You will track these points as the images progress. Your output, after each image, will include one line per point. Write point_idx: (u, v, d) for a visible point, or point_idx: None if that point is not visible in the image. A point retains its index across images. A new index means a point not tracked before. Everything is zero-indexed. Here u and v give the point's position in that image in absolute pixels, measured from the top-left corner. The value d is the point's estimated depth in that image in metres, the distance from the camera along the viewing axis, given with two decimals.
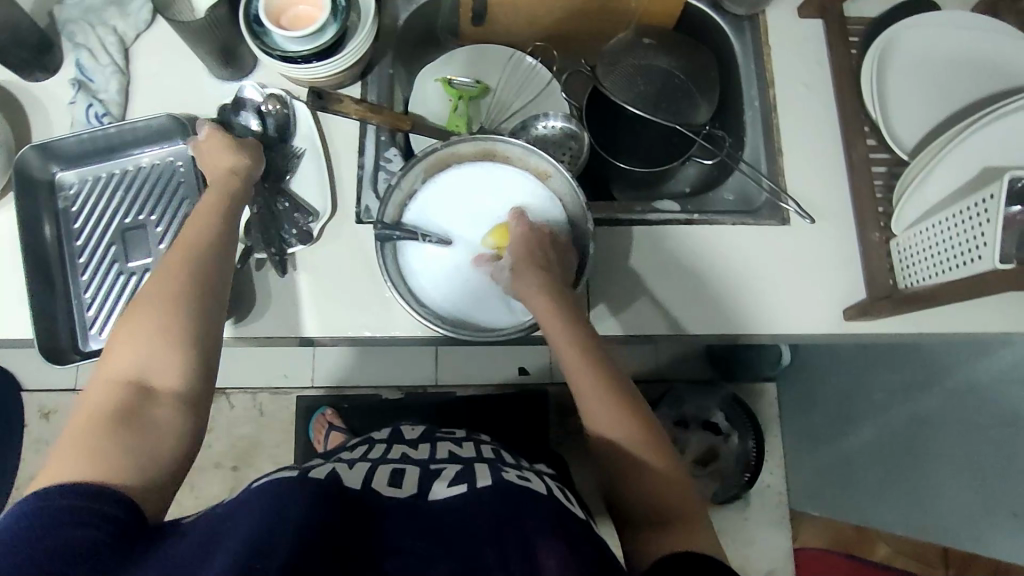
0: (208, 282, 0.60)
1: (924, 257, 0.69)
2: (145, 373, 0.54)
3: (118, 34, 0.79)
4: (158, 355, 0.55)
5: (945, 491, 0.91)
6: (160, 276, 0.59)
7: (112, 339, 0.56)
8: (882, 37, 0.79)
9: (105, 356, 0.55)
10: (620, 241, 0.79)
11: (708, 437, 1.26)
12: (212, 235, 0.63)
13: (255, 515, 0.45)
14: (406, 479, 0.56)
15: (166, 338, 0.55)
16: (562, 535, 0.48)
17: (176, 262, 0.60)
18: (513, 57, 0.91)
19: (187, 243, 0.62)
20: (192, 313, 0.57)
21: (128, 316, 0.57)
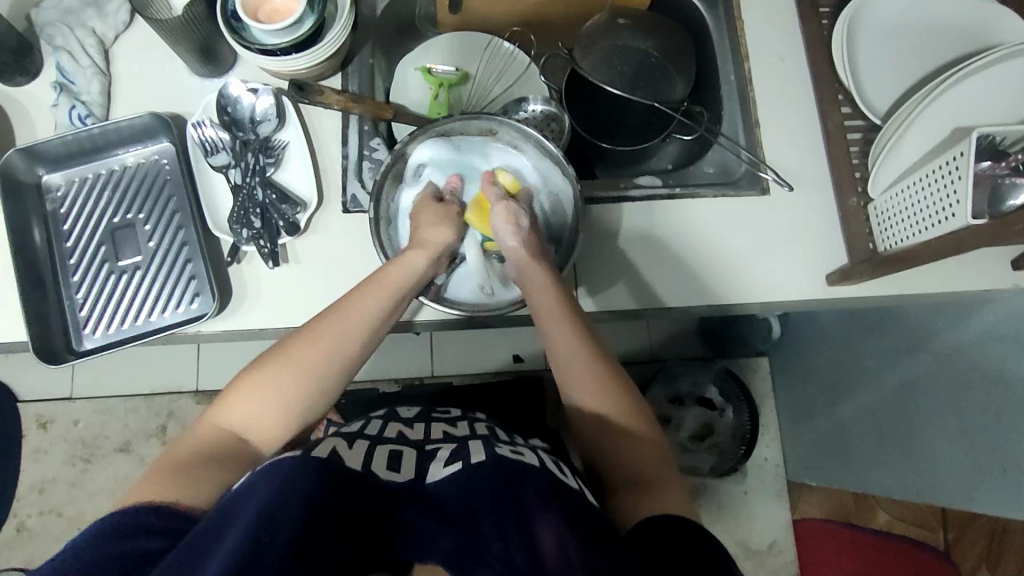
0: (349, 363, 0.63)
1: (900, 219, 0.71)
2: (253, 429, 0.58)
3: (97, 35, 0.80)
4: (272, 415, 0.59)
5: (934, 450, 0.93)
6: (313, 337, 0.62)
7: (236, 387, 0.60)
8: (851, 6, 0.81)
9: (231, 391, 0.60)
10: (603, 221, 0.80)
11: (703, 412, 1.28)
12: (376, 318, 0.65)
13: (261, 488, 0.46)
14: (404, 463, 0.57)
15: (287, 400, 0.59)
16: (555, 503, 0.49)
17: (332, 334, 0.62)
18: (491, 43, 0.92)
19: (349, 320, 0.63)
20: (316, 378, 0.61)
21: (263, 366, 0.60)
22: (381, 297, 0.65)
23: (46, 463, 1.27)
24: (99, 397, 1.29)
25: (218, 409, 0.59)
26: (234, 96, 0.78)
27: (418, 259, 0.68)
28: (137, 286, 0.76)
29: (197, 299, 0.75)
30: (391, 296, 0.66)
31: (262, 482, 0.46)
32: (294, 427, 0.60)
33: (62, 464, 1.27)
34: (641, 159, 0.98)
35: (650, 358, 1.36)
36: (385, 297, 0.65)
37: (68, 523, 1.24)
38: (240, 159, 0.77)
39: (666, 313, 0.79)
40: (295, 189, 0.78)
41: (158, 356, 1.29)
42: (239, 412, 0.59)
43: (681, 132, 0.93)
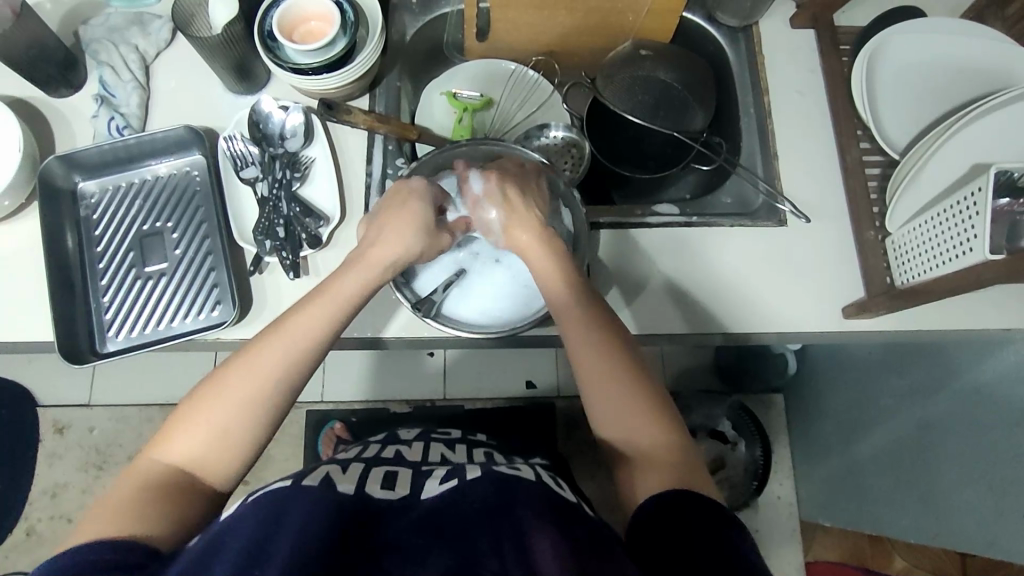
0: (287, 386, 0.60)
1: (918, 254, 0.71)
2: (197, 464, 0.56)
3: (139, 51, 0.83)
4: (212, 455, 0.56)
5: (955, 493, 0.90)
6: (247, 362, 0.59)
7: (174, 426, 0.57)
8: (869, 43, 0.82)
9: (169, 430, 0.57)
10: (617, 245, 0.81)
11: (716, 445, 1.25)
12: (316, 341, 0.62)
13: (252, 516, 0.46)
14: (398, 481, 0.57)
15: (226, 439, 0.56)
16: (546, 507, 0.50)
17: (262, 364, 0.59)
18: (516, 72, 0.94)
19: (284, 342, 0.60)
20: (257, 411, 0.58)
21: (203, 397, 0.57)
22: (323, 313, 0.63)
23: (60, 468, 1.28)
24: (115, 404, 1.31)
25: (156, 449, 0.56)
26: (265, 112, 0.81)
27: (352, 281, 0.66)
28: (162, 292, 0.77)
29: (218, 307, 0.77)
30: (330, 313, 0.63)
31: (252, 508, 0.47)
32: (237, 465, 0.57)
33: (75, 470, 1.29)
34: (658, 189, 1.00)
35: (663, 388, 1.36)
36: (325, 313, 0.63)
37: (77, 529, 1.25)
38: (268, 172, 0.79)
39: (682, 339, 0.79)
40: (320, 204, 0.80)
41: (176, 366, 1.31)
42: (178, 448, 0.56)
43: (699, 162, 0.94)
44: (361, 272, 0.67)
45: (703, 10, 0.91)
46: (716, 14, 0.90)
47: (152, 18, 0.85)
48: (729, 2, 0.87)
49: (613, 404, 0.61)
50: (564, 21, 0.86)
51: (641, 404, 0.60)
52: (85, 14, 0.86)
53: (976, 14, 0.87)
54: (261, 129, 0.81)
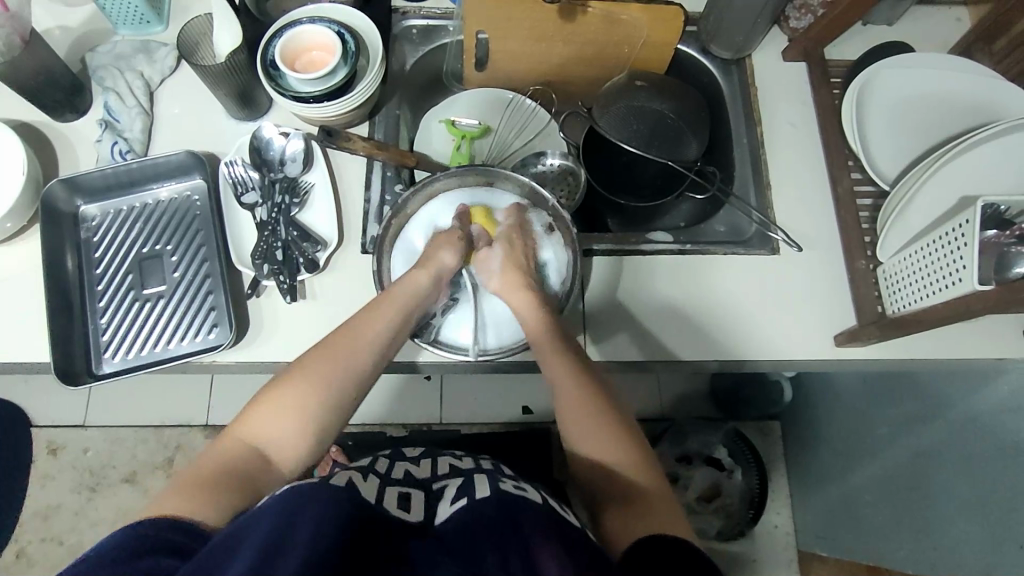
0: (363, 377, 0.64)
1: (908, 283, 0.71)
2: (275, 447, 0.58)
3: (144, 78, 0.85)
4: (291, 434, 0.59)
5: (951, 524, 0.89)
6: (323, 356, 0.63)
7: (255, 405, 0.59)
8: (858, 77, 0.84)
9: (250, 409, 0.59)
10: (611, 271, 0.81)
11: (712, 473, 1.25)
12: (384, 334, 0.67)
13: (274, 514, 0.45)
14: (412, 502, 0.56)
15: (308, 421, 0.60)
16: (553, 527, 0.50)
17: (339, 353, 0.64)
18: (513, 101, 0.96)
19: (356, 342, 0.65)
20: (337, 396, 0.62)
21: (287, 381, 0.61)
22: (389, 321, 0.68)
23: (53, 490, 1.28)
24: (110, 426, 1.30)
25: (235, 429, 0.58)
26: (267, 138, 0.82)
27: (420, 279, 0.72)
28: (159, 315, 0.78)
29: (215, 330, 0.77)
30: (393, 312, 0.69)
31: (276, 504, 0.46)
32: (314, 443, 0.60)
33: (68, 492, 1.28)
34: (652, 218, 1.00)
35: (658, 415, 1.35)
36: (391, 318, 0.68)
37: (68, 552, 1.24)
38: (268, 197, 0.80)
39: (676, 366, 0.79)
40: (318, 230, 0.81)
41: (173, 388, 1.31)
42: (259, 430, 0.58)
43: (693, 191, 0.95)
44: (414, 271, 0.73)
45: (697, 43, 0.93)
46: (710, 47, 0.92)
47: (158, 46, 0.87)
48: (722, 35, 0.89)
49: (598, 442, 0.62)
50: (561, 49, 0.89)
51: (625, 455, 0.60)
52: (93, 41, 0.88)
53: (964, 49, 0.88)
54: (263, 155, 0.82)
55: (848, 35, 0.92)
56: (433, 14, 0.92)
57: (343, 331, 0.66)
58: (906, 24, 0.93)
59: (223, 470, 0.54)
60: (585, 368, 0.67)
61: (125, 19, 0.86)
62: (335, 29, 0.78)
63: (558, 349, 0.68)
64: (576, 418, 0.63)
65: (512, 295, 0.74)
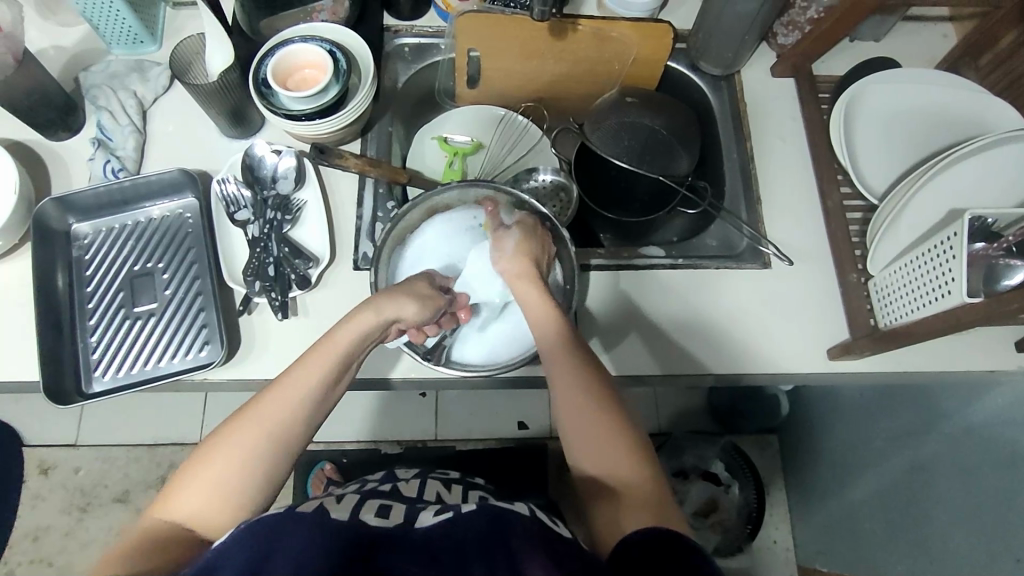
0: (290, 440, 0.57)
1: (898, 295, 0.72)
2: (201, 523, 0.53)
3: (137, 97, 0.85)
4: (213, 511, 0.53)
5: (950, 537, 0.88)
6: (249, 419, 0.56)
7: (178, 480, 0.54)
8: (846, 93, 0.85)
9: (175, 483, 0.54)
10: (604, 286, 0.82)
11: (709, 487, 1.23)
12: (318, 388, 0.59)
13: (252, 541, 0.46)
14: (392, 511, 0.55)
15: (228, 498, 0.53)
16: (542, 539, 0.48)
17: (263, 416, 0.56)
18: (505, 117, 0.96)
19: (285, 396, 0.58)
20: (260, 466, 0.55)
21: (210, 451, 0.55)
22: (322, 368, 0.60)
23: (43, 510, 1.27)
24: (102, 445, 1.29)
25: (162, 505, 0.54)
26: (259, 156, 0.82)
27: (363, 318, 0.63)
28: (150, 333, 0.78)
29: (206, 347, 0.77)
30: (331, 359, 0.60)
31: (243, 536, 0.46)
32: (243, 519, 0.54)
33: (59, 512, 1.27)
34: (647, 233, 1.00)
35: (656, 430, 1.34)
36: (327, 369, 0.60)
37: (57, 573, 1.23)
38: (260, 215, 0.80)
39: (671, 380, 0.79)
40: (310, 247, 0.81)
41: (166, 406, 1.30)
42: (184, 508, 0.53)
43: (686, 206, 0.95)
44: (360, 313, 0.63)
45: (686, 59, 0.94)
46: (699, 63, 0.93)
47: (152, 65, 0.87)
48: (711, 52, 0.89)
49: (601, 445, 0.59)
50: (552, 65, 0.90)
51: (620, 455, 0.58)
52: (87, 61, 0.88)
53: (951, 65, 0.89)
54: (257, 172, 0.82)
55: (836, 52, 0.93)
56: (425, 33, 0.93)
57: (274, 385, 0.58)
58: (892, 40, 0.94)
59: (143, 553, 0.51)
60: (591, 364, 0.64)
61: (119, 38, 0.87)
62: (326, 48, 0.79)
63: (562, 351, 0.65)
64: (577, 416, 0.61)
65: (520, 287, 0.71)
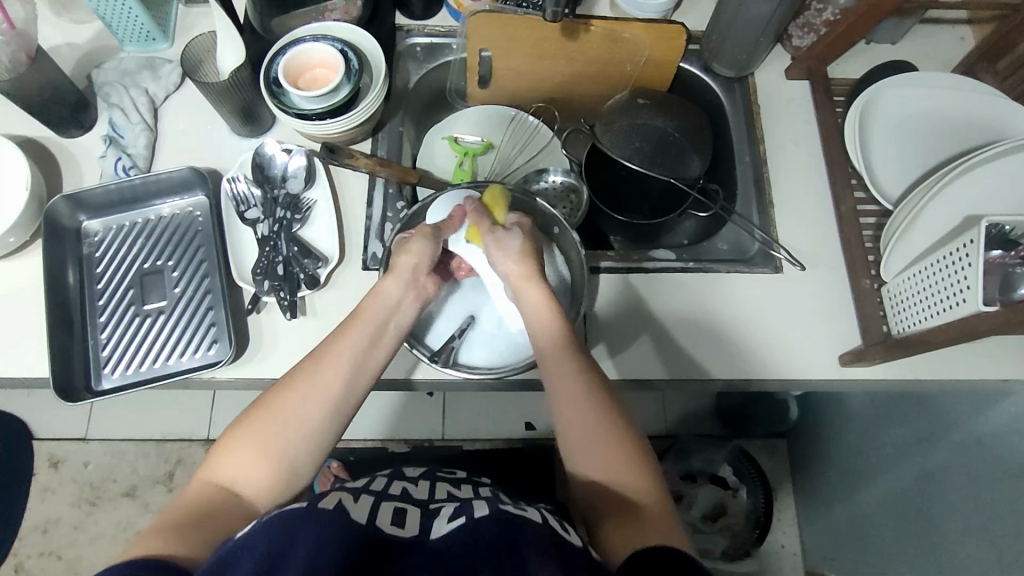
0: (331, 408, 0.60)
1: (913, 303, 0.71)
2: (246, 486, 0.56)
3: (149, 94, 0.86)
4: (259, 473, 0.56)
5: (960, 545, 0.88)
6: (293, 381, 0.60)
7: (225, 443, 0.58)
8: (862, 97, 0.84)
9: (222, 447, 0.58)
10: (614, 289, 0.81)
11: (716, 492, 1.24)
12: (355, 360, 0.62)
13: (263, 539, 0.46)
14: (408, 518, 0.54)
15: (274, 460, 0.57)
16: (556, 549, 0.48)
17: (307, 385, 0.60)
18: (516, 118, 0.96)
19: (328, 361, 0.61)
20: (306, 433, 0.58)
21: (257, 416, 0.58)
22: (360, 339, 0.63)
23: (53, 504, 1.27)
24: (111, 440, 1.30)
25: (209, 467, 0.57)
26: (269, 155, 0.82)
27: (392, 291, 0.67)
28: (159, 331, 0.78)
29: (214, 346, 0.77)
30: (368, 332, 0.64)
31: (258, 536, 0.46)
32: (287, 483, 0.57)
33: (68, 506, 1.27)
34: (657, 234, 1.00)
35: (664, 432, 1.33)
36: (363, 335, 0.63)
37: (66, 566, 1.24)
38: (269, 213, 0.80)
39: (679, 385, 0.78)
40: (320, 246, 0.81)
41: (174, 401, 1.31)
42: (232, 470, 0.56)
43: (697, 209, 0.94)
44: (392, 289, 0.68)
45: (700, 61, 0.93)
46: (712, 65, 0.92)
47: (163, 63, 0.87)
48: (725, 54, 0.89)
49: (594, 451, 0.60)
50: (564, 66, 0.89)
51: (622, 463, 0.59)
52: (100, 58, 0.88)
53: (968, 68, 0.88)
54: (268, 170, 0.82)
55: (851, 54, 0.92)
56: (437, 32, 0.92)
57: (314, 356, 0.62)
58: (908, 43, 0.92)
59: (189, 515, 0.53)
60: (586, 365, 0.64)
61: (131, 36, 0.87)
62: (338, 47, 0.79)
63: (561, 358, 0.65)
64: (578, 432, 0.61)
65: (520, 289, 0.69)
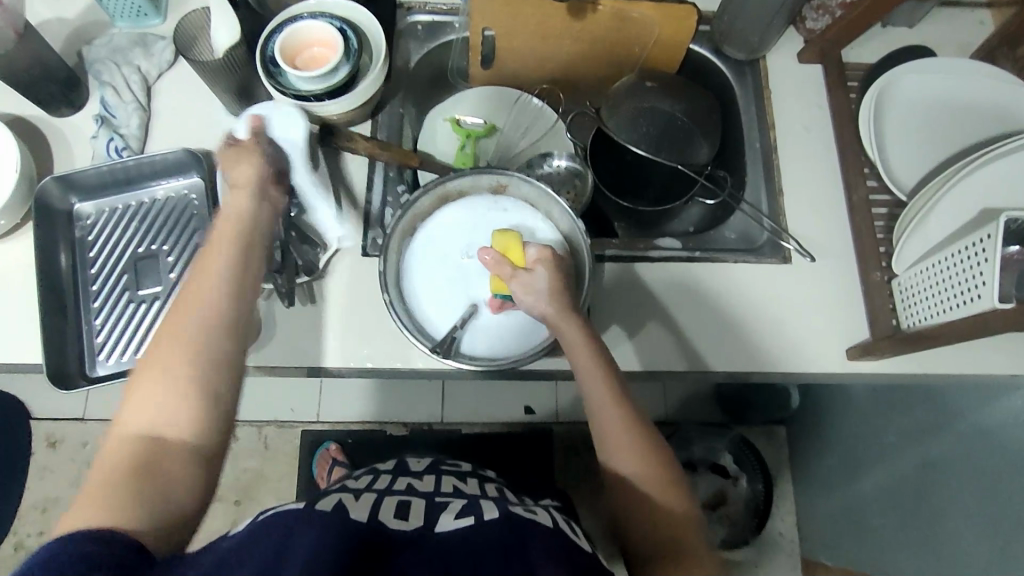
0: (222, 317, 0.54)
1: (925, 298, 0.69)
2: (167, 427, 0.50)
3: (141, 73, 0.83)
4: (173, 408, 0.50)
5: (961, 537, 0.87)
6: (178, 309, 0.54)
7: (129, 392, 0.51)
8: (877, 83, 0.81)
9: (125, 400, 0.51)
10: (619, 278, 0.79)
11: (716, 480, 1.23)
12: (231, 268, 0.56)
13: (264, 537, 0.44)
14: (413, 511, 0.53)
15: (184, 387, 0.51)
16: (567, 560, 0.47)
17: (188, 306, 0.54)
18: (520, 99, 0.93)
19: (202, 279, 0.55)
20: (207, 349, 0.52)
21: (154, 355, 0.52)
22: (228, 249, 0.57)
23: (51, 484, 1.27)
24: (108, 420, 1.29)
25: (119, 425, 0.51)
26: None
27: (246, 203, 0.61)
28: (154, 317, 0.76)
29: None
30: (236, 241, 0.58)
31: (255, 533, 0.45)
32: (207, 409, 0.51)
33: (66, 486, 1.27)
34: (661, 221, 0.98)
35: (663, 418, 1.32)
36: (227, 244, 0.58)
37: None
38: None
39: (683, 377, 0.77)
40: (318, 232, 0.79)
41: None
42: (143, 417, 0.50)
43: (704, 195, 0.93)
44: (245, 195, 0.61)
45: (710, 43, 0.91)
46: (723, 47, 0.89)
47: (156, 39, 0.84)
48: (736, 36, 0.86)
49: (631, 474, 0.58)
50: (570, 47, 0.87)
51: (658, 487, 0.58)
52: (91, 33, 0.86)
53: (987, 54, 0.85)
54: None
55: (867, 38, 0.89)
56: (439, 10, 0.90)
57: (194, 278, 0.56)
58: (925, 27, 0.90)
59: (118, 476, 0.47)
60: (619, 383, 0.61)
61: (122, 11, 0.84)
62: (337, 25, 0.76)
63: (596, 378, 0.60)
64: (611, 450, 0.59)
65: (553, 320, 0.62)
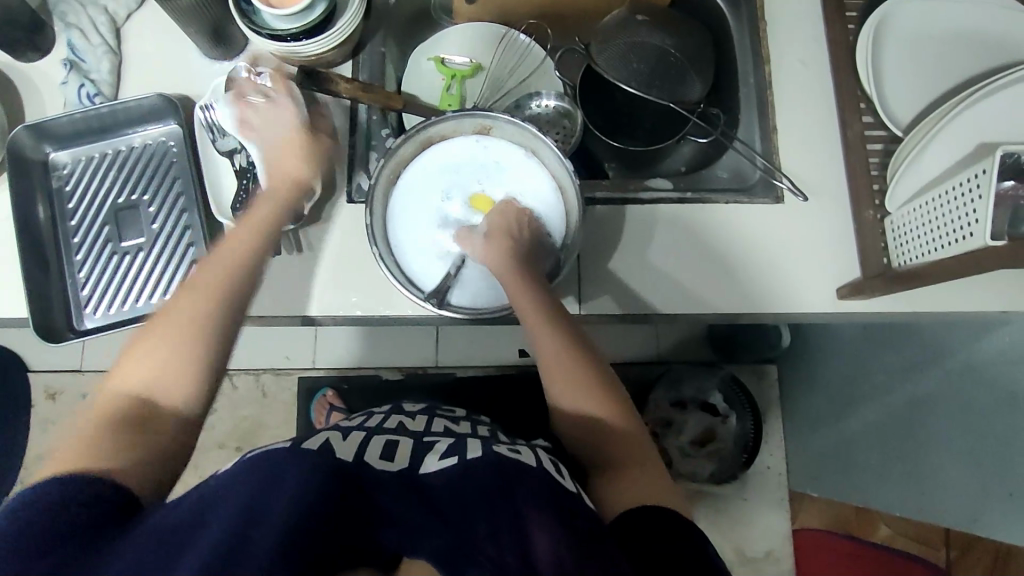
0: (235, 289, 0.60)
1: (916, 236, 0.69)
2: (160, 387, 0.54)
3: (109, 14, 0.79)
4: (173, 370, 0.55)
5: (945, 468, 0.90)
6: (193, 281, 0.60)
7: (132, 348, 0.56)
8: (875, 13, 0.78)
9: (126, 356, 0.56)
10: (609, 220, 0.78)
11: (707, 418, 1.25)
12: (250, 254, 0.63)
13: (250, 477, 0.45)
14: (398, 451, 0.54)
15: (185, 348, 0.55)
16: (549, 498, 0.47)
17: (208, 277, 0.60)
18: (507, 35, 0.89)
19: (222, 259, 0.62)
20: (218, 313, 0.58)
21: (160, 319, 0.57)
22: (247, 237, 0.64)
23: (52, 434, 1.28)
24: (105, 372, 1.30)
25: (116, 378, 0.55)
26: None
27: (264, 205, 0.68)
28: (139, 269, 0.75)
29: None
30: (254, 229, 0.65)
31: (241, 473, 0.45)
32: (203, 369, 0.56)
33: None
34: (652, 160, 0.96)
35: (654, 357, 1.34)
36: (247, 236, 0.64)
37: None
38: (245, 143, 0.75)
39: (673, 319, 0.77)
40: None
41: None
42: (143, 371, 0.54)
43: (696, 133, 0.90)
44: (273, 195, 0.69)
45: None
46: None
47: None
48: None
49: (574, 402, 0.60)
50: None
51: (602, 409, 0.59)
52: None
53: None
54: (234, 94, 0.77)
55: None
56: None
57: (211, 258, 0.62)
58: None
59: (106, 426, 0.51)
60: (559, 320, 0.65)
61: None
62: None
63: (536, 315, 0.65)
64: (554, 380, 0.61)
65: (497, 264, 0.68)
